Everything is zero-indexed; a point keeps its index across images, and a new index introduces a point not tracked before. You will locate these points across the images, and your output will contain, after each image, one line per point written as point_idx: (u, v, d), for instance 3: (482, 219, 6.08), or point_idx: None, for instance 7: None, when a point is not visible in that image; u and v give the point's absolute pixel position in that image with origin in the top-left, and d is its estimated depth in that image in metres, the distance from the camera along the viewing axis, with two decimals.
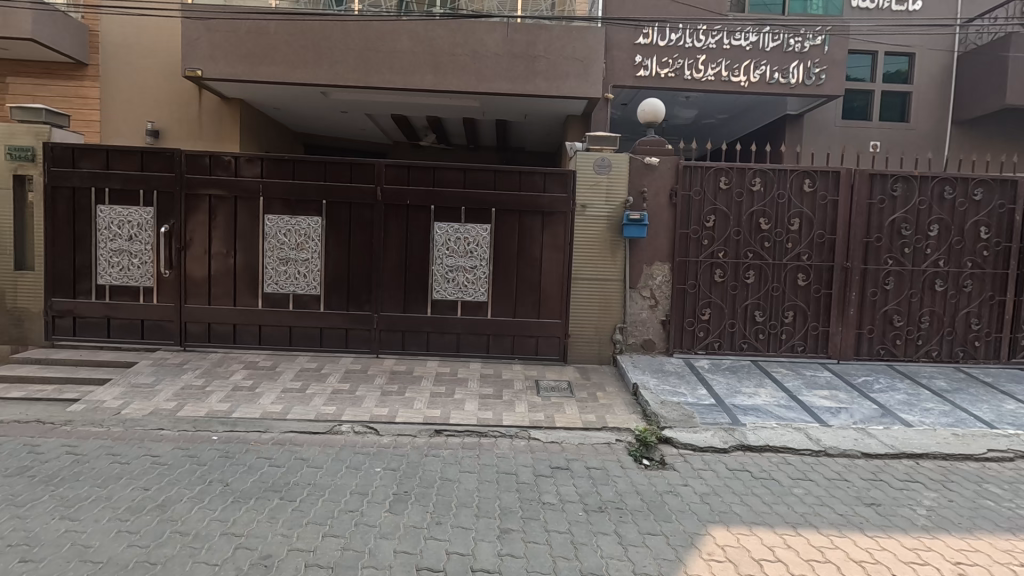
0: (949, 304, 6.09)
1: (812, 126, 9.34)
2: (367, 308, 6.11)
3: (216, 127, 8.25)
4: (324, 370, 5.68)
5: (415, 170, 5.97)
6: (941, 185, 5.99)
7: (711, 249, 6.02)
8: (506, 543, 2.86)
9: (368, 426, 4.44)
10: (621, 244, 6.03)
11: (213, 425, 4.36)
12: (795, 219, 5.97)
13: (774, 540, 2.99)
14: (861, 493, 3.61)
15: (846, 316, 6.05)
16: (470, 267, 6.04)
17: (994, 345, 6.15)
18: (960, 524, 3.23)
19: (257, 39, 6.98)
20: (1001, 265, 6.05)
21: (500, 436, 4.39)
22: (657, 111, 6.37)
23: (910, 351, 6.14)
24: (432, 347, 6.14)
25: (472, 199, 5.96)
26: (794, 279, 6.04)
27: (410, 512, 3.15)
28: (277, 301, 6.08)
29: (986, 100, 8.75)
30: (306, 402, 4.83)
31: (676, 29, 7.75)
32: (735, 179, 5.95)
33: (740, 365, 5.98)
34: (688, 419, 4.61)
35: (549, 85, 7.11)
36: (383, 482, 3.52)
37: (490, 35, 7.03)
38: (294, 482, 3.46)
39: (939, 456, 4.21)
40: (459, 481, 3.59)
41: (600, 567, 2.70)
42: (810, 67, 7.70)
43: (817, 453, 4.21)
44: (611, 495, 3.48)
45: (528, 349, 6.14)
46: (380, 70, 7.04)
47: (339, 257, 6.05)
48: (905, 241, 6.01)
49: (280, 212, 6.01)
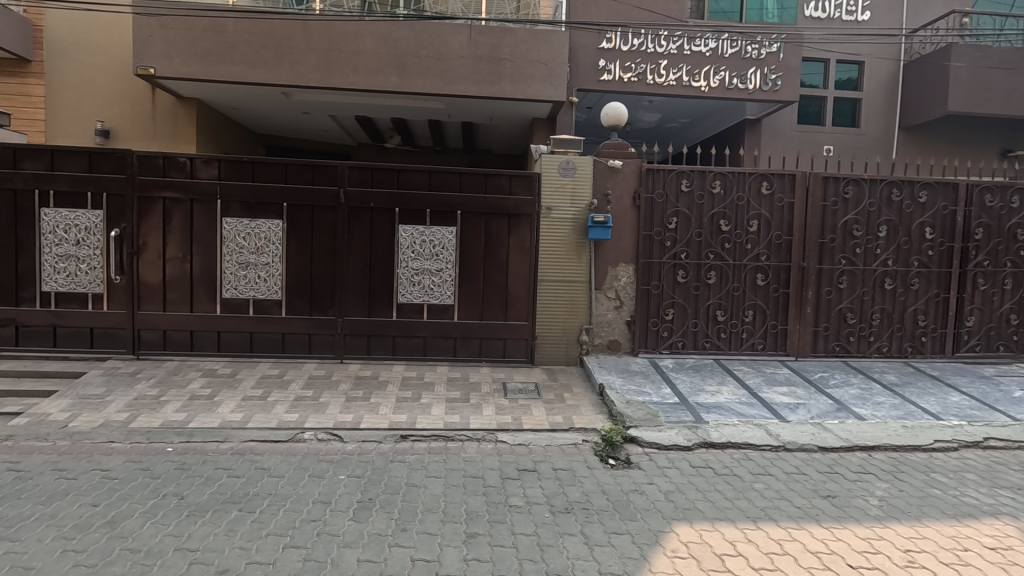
0: (899, 301, 6.35)
1: (770, 131, 9.62)
2: (331, 313, 5.99)
3: (172, 128, 7.99)
4: (287, 376, 5.54)
5: (380, 172, 5.90)
6: (890, 187, 6.25)
7: (674, 250, 6.13)
8: (472, 547, 2.84)
9: (331, 433, 4.35)
10: (586, 246, 6.08)
11: (168, 435, 4.20)
12: (753, 220, 6.14)
13: (735, 535, 3.05)
14: (818, 486, 3.72)
15: (803, 314, 6.25)
16: (436, 270, 5.99)
17: (940, 340, 6.44)
18: (909, 513, 3.36)
19: (214, 37, 6.78)
20: (945, 264, 6.35)
21: (467, 440, 4.37)
22: (620, 115, 6.45)
23: (862, 348, 6.39)
24: (398, 351, 6.07)
25: (437, 201, 5.92)
26: (753, 279, 6.21)
27: (374, 519, 3.10)
28: (236, 306, 5.91)
29: (930, 107, 9.17)
30: (267, 410, 4.71)
31: (639, 34, 7.86)
32: (696, 182, 6.09)
33: (702, 364, 6.09)
34: (653, 418, 4.68)
35: (514, 88, 7.12)
36: (348, 490, 3.46)
37: (455, 37, 7.00)
38: (254, 492, 3.37)
39: (890, 447, 4.39)
40: (425, 486, 3.56)
41: (566, 567, 2.71)
42: (767, 73, 7.94)
43: (776, 448, 4.32)
44: (577, 495, 3.50)
45: (495, 352, 6.13)
46: (343, 70, 6.93)
47: (302, 261, 5.93)
48: (857, 241, 6.25)
49: (239, 215, 5.85)
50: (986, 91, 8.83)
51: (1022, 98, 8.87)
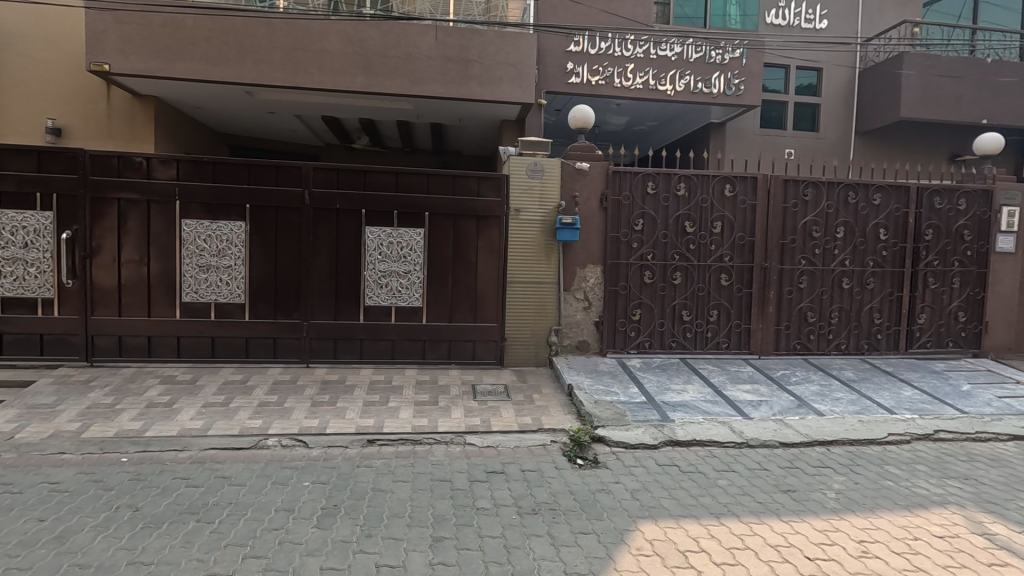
0: (856, 300, 6.58)
1: (733, 135, 9.86)
2: (296, 316, 5.88)
3: (129, 127, 7.72)
4: (250, 382, 5.41)
5: (346, 173, 5.83)
6: (846, 190, 6.47)
7: (641, 251, 6.22)
8: (438, 551, 2.82)
9: (296, 438, 4.27)
10: (555, 247, 6.11)
11: (123, 445, 4.05)
12: (717, 223, 6.28)
13: (698, 531, 3.11)
14: (779, 481, 3.82)
15: (765, 313, 6.41)
16: (404, 272, 5.94)
17: (894, 337, 6.69)
18: (864, 506, 3.48)
19: (174, 34, 6.59)
20: (898, 264, 6.60)
21: (435, 443, 4.34)
22: (587, 118, 6.51)
23: (822, 345, 6.59)
24: (366, 354, 5.99)
25: (405, 203, 5.88)
26: (718, 279, 6.35)
27: (339, 526, 3.05)
28: (196, 310, 5.74)
29: (884, 113, 9.52)
30: (230, 416, 4.59)
31: (606, 38, 7.96)
32: (662, 184, 6.19)
33: (669, 363, 6.19)
34: (620, 418, 4.73)
35: (483, 90, 7.11)
36: (312, 497, 3.39)
37: (422, 38, 6.95)
38: (213, 502, 3.28)
39: (847, 441, 4.53)
40: (392, 491, 3.52)
41: (532, 568, 2.72)
42: (730, 77, 8.11)
43: (739, 444, 4.42)
44: (545, 496, 3.51)
45: (464, 354, 6.11)
46: (308, 70, 6.81)
47: (265, 263, 5.80)
48: (816, 242, 6.44)
49: (199, 216, 5.69)
50: (936, 98, 9.21)
51: (969, 106, 9.29)
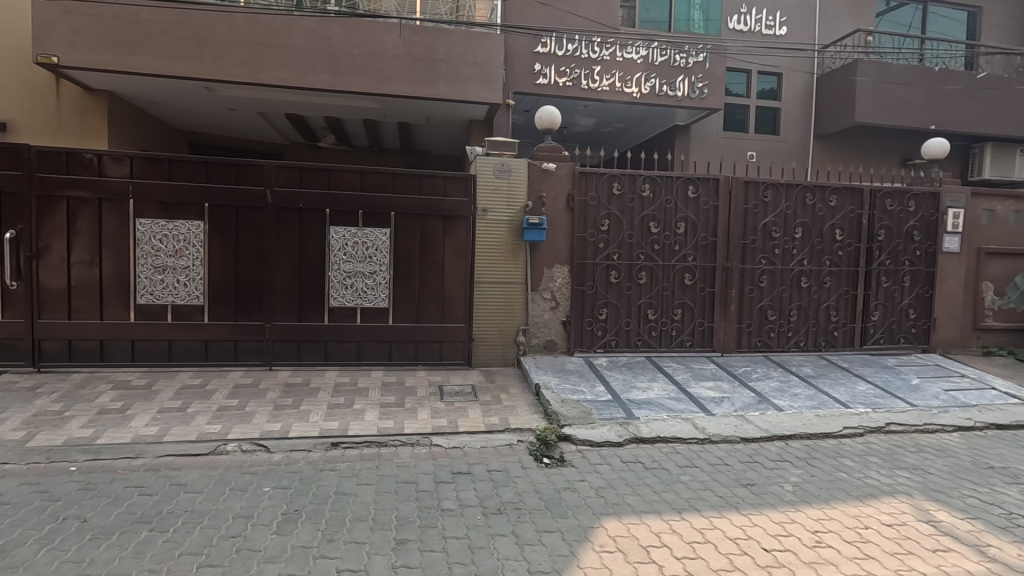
0: (814, 298, 6.79)
1: (698, 137, 10.05)
2: (258, 318, 5.74)
3: (81, 123, 7.41)
4: (210, 386, 5.25)
5: (309, 172, 5.72)
6: (804, 192, 6.67)
7: (607, 251, 6.29)
8: (401, 554, 2.79)
9: (257, 443, 4.17)
10: (522, 247, 6.12)
11: (72, 454, 3.89)
12: (681, 223, 6.40)
13: (660, 526, 3.16)
14: (739, 475, 3.91)
15: (728, 312, 6.56)
16: (370, 272, 5.86)
17: (849, 333, 6.93)
18: (819, 497, 3.59)
19: (128, 26, 6.36)
20: (853, 263, 6.84)
21: (401, 445, 4.30)
22: (554, 119, 6.55)
23: (782, 342, 6.78)
24: (331, 356, 5.89)
25: (370, 202, 5.80)
26: (682, 279, 6.47)
27: (300, 531, 2.99)
28: (152, 313, 5.55)
29: (840, 118, 9.86)
30: (187, 422, 4.45)
31: (573, 40, 8.04)
32: (627, 185, 6.28)
33: (635, 361, 6.27)
34: (586, 417, 4.78)
35: (450, 89, 7.07)
36: (272, 502, 3.32)
37: (388, 36, 6.88)
38: (168, 510, 3.17)
39: (805, 436, 4.67)
40: (356, 494, 3.47)
41: (496, 568, 2.72)
42: (694, 81, 8.28)
43: (701, 440, 4.51)
44: (511, 495, 3.52)
45: (431, 355, 6.07)
46: (271, 66, 6.67)
47: (225, 264, 5.65)
48: (775, 242, 6.63)
49: (155, 216, 5.50)
50: (889, 104, 9.59)
51: (918, 112, 9.70)
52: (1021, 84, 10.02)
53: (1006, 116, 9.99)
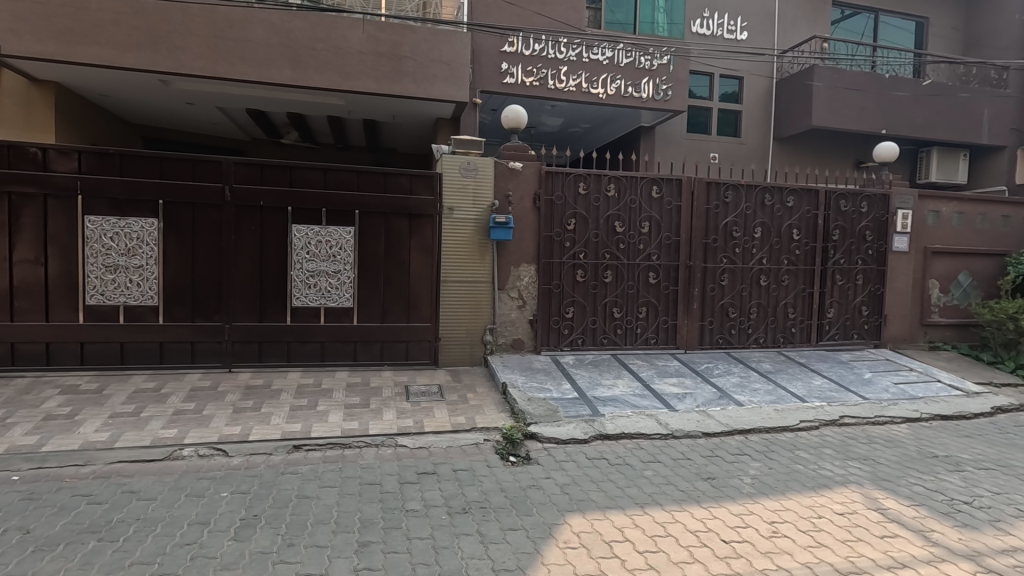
0: (772, 296, 6.99)
1: (662, 139, 10.22)
2: (217, 319, 5.58)
3: (25, 115, 7.05)
4: (165, 390, 5.07)
5: (271, 169, 5.59)
6: (763, 193, 6.87)
7: (573, 250, 6.34)
8: (363, 557, 2.75)
9: (215, 447, 4.05)
10: (488, 246, 6.12)
11: (14, 462, 3.70)
12: (645, 223, 6.50)
13: (623, 521, 3.20)
14: (700, 469, 4.00)
15: (690, 310, 6.71)
16: (333, 271, 5.76)
17: (806, 329, 7.16)
18: (776, 489, 3.71)
19: (76, 15, 6.08)
20: (809, 262, 7.08)
21: (366, 446, 4.24)
22: (520, 119, 6.56)
23: (742, 339, 6.95)
24: (294, 357, 5.76)
25: (334, 200, 5.70)
26: (646, 278, 6.57)
27: (258, 536, 2.91)
28: (103, 313, 5.33)
29: (798, 122, 10.18)
30: (141, 427, 4.29)
31: (540, 40, 8.08)
32: (593, 185, 6.35)
33: (601, 359, 6.33)
34: (552, 414, 4.81)
35: (416, 87, 7.00)
36: (230, 508, 3.23)
37: (352, 32, 6.77)
38: (118, 519, 3.05)
39: (763, 429, 4.81)
40: (318, 497, 3.41)
41: (459, 568, 2.70)
42: (659, 83, 8.42)
43: (664, 436, 4.59)
44: (476, 494, 3.51)
45: (397, 355, 6.00)
46: (230, 60, 6.48)
47: (181, 263, 5.47)
48: (736, 242, 6.80)
49: (105, 213, 5.29)
50: (843, 109, 9.95)
51: (870, 116, 10.09)
52: (964, 92, 10.55)
53: (950, 122, 10.49)
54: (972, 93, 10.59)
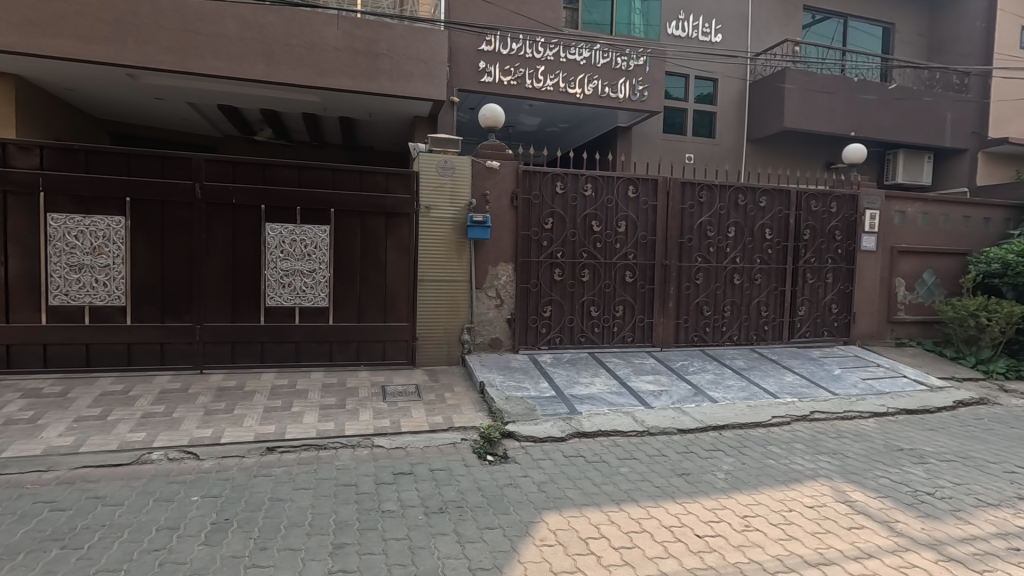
0: (746, 294, 7.12)
1: (639, 139, 10.33)
2: (187, 319, 5.45)
3: None
4: (134, 392, 4.94)
5: (243, 166, 5.49)
6: (736, 193, 6.99)
7: (550, 250, 6.36)
8: (338, 559, 2.72)
9: (185, 451, 3.96)
10: (466, 245, 6.10)
11: None
12: (622, 222, 6.56)
13: (599, 518, 3.23)
14: (675, 465, 4.06)
15: (666, 308, 6.79)
16: (308, 271, 5.67)
17: (779, 327, 7.31)
18: (749, 483, 3.78)
19: (37, 5, 5.88)
20: (781, 261, 7.22)
21: (341, 447, 4.19)
22: (498, 118, 6.55)
23: (716, 337, 7.06)
24: (268, 358, 5.66)
25: (308, 198, 5.63)
26: (623, 277, 6.63)
27: (230, 540, 2.86)
28: (67, 314, 5.17)
29: (770, 123, 10.37)
30: (107, 430, 4.17)
31: (518, 39, 8.08)
32: (570, 185, 6.38)
33: (578, 357, 6.37)
34: (530, 413, 4.82)
35: (393, 84, 6.94)
36: (200, 512, 3.16)
37: (327, 28, 6.68)
38: (83, 526, 2.97)
39: (737, 425, 4.90)
40: (292, 499, 3.36)
41: (436, 567, 2.69)
42: (635, 83, 8.50)
43: (640, 433, 4.64)
44: (453, 494, 3.49)
45: (374, 355, 5.95)
46: (201, 54, 6.34)
47: (150, 262, 5.33)
48: (710, 241, 6.91)
49: (70, 210, 5.13)
50: (814, 111, 10.18)
51: (840, 119, 10.35)
52: (928, 96, 10.88)
53: (916, 125, 10.81)
54: (936, 97, 10.93)
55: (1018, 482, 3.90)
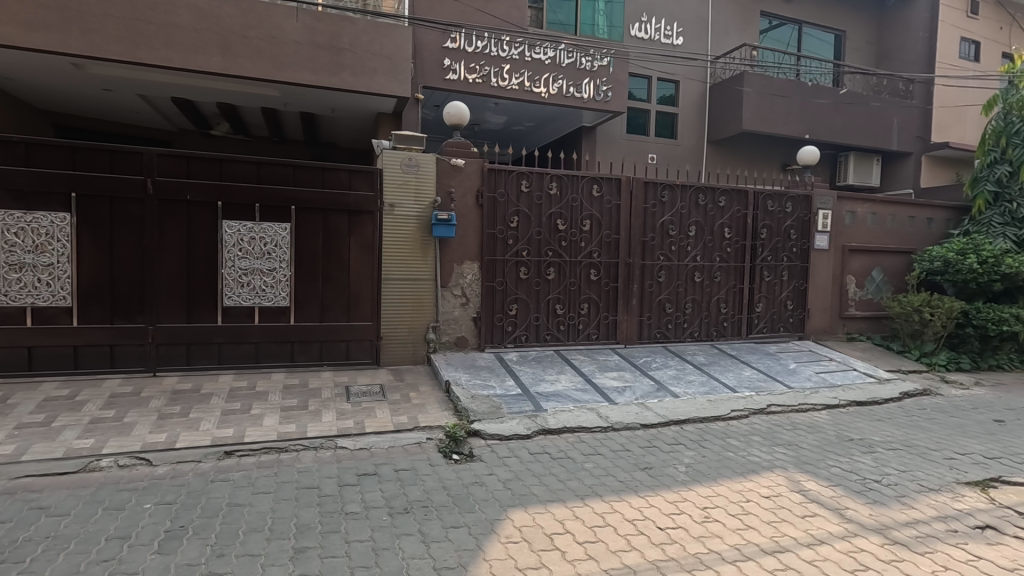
0: (706, 291, 7.30)
1: (603, 139, 10.45)
2: (139, 320, 5.24)
3: None
4: (81, 397, 4.72)
5: (198, 162, 5.30)
6: (697, 193, 7.16)
7: (516, 248, 6.38)
8: (299, 563, 2.67)
9: (137, 457, 3.81)
10: (431, 244, 6.06)
11: None
12: (586, 221, 6.63)
13: (564, 514, 3.26)
14: (638, 459, 4.13)
15: (630, 305, 6.90)
16: (268, 269, 5.53)
17: (737, 323, 7.52)
18: (709, 476, 3.88)
19: None
20: (739, 259, 7.44)
21: (303, 450, 4.11)
22: (463, 116, 6.53)
23: (678, 333, 7.22)
24: (226, 360, 5.50)
25: (268, 195, 5.48)
26: (588, 275, 6.71)
27: (184, 548, 2.77)
28: (7, 315, 4.90)
29: (729, 125, 10.66)
30: (52, 437, 3.98)
31: (483, 37, 8.07)
32: (535, 183, 6.41)
33: (544, 355, 6.40)
34: (496, 411, 4.83)
35: (356, 80, 6.82)
36: (153, 520, 3.04)
37: (287, 21, 6.52)
38: (24, 538, 2.82)
39: (698, 420, 5.02)
40: (251, 504, 3.27)
41: (400, 568, 2.67)
42: (599, 84, 8.60)
43: (605, 429, 4.71)
44: (418, 494, 3.47)
45: (338, 355, 5.85)
46: (152, 44, 6.10)
47: (98, 261, 5.10)
48: (672, 240, 7.06)
49: (10, 206, 4.87)
50: (771, 114, 10.50)
51: (795, 122, 10.71)
52: (877, 101, 11.38)
53: (865, 129, 11.29)
54: (883, 102, 11.45)
55: (957, 467, 4.13)
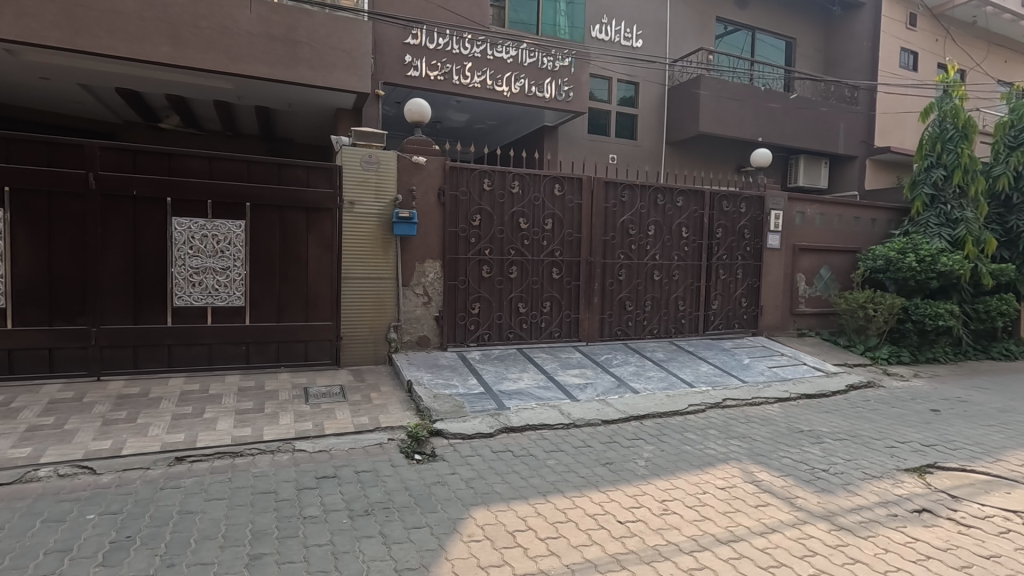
0: (665, 289, 7.47)
1: (565, 138, 10.53)
2: (81, 322, 4.98)
3: None
4: (16, 403, 4.45)
5: (145, 156, 5.07)
6: (656, 193, 7.31)
7: (479, 246, 6.36)
8: (255, 570, 2.60)
9: (80, 465, 3.62)
10: (392, 242, 5.98)
11: None
12: (548, 219, 6.68)
13: (526, 511, 3.28)
14: (599, 455, 4.19)
15: (591, 303, 6.99)
16: (221, 268, 5.34)
17: (695, 320, 7.72)
18: (667, 469, 3.97)
19: None
20: (696, 258, 7.64)
21: (259, 453, 3.99)
22: (424, 113, 6.47)
23: (638, 331, 7.36)
24: (176, 362, 5.28)
25: (221, 191, 5.29)
26: (550, 274, 6.76)
27: (131, 560, 2.65)
28: None
29: (686, 127, 10.93)
30: None
31: (444, 34, 8.02)
32: (497, 182, 6.41)
33: (507, 353, 6.42)
34: (458, 410, 4.82)
35: (314, 74, 6.66)
36: (97, 531, 2.90)
37: (241, 11, 6.31)
38: None
39: (657, 415, 5.13)
40: (204, 511, 3.16)
41: (360, 571, 2.63)
42: (561, 84, 8.66)
43: (567, 425, 4.76)
44: (379, 496, 3.43)
45: (295, 356, 5.70)
46: (95, 32, 5.80)
47: (34, 260, 4.82)
48: (632, 239, 7.19)
49: None
50: (726, 117, 10.82)
51: (749, 125, 11.06)
52: (824, 107, 11.89)
53: (814, 133, 11.77)
54: (830, 108, 11.97)
55: (897, 455, 4.36)
